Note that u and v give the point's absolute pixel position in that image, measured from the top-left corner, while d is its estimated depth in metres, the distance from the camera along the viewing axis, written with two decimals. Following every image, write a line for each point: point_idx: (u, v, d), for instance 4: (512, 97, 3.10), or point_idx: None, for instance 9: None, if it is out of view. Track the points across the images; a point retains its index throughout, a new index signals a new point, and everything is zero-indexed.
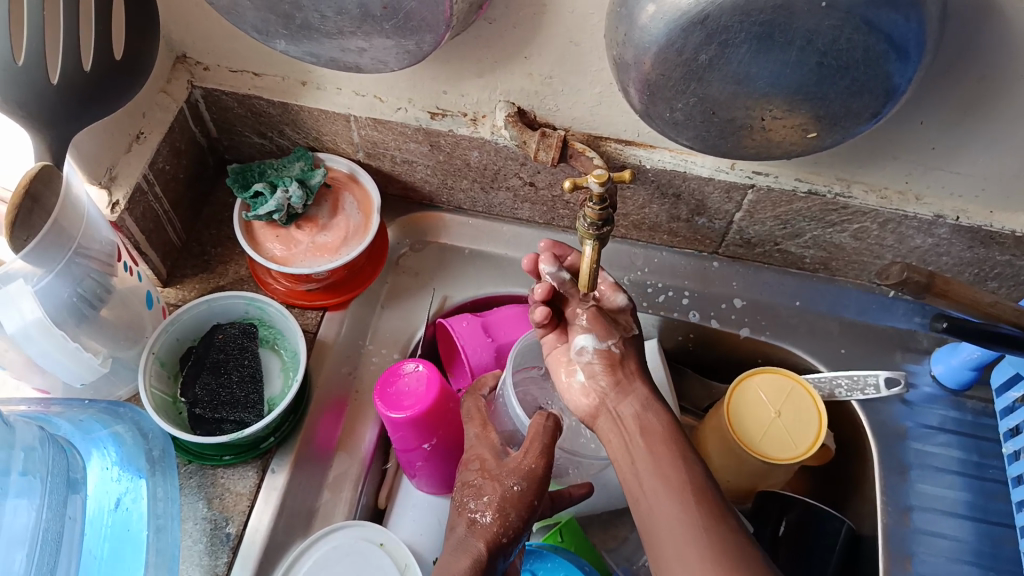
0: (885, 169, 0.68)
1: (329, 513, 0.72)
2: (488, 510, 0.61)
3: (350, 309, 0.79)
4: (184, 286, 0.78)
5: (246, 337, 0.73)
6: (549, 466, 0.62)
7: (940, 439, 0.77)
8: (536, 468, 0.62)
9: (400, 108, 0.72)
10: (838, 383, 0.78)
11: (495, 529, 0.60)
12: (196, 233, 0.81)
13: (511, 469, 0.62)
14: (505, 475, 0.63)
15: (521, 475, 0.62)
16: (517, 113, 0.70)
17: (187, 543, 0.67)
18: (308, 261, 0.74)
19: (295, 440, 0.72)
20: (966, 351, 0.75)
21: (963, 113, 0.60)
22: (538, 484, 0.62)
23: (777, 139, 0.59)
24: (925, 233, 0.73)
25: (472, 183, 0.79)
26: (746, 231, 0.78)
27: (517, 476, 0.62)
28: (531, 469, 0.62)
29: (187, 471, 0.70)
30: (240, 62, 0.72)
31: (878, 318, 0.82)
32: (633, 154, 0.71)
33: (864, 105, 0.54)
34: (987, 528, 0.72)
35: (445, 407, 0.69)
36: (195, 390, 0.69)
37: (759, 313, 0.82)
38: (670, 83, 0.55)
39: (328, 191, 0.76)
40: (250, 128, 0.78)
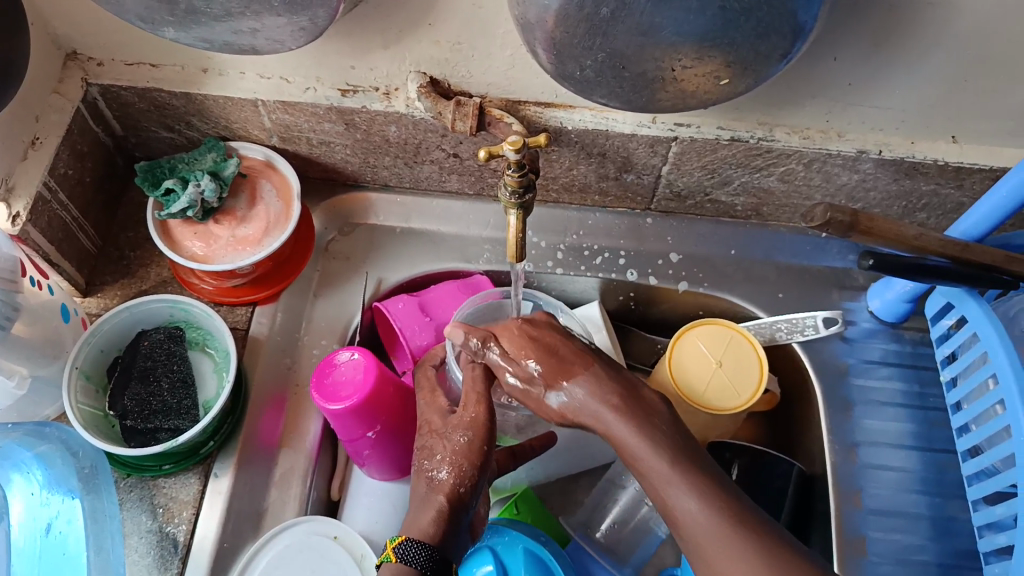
0: (805, 109, 0.68)
1: (279, 512, 0.70)
2: (442, 465, 0.59)
3: (280, 301, 0.77)
4: (106, 294, 0.75)
5: (173, 341, 0.71)
6: (492, 415, 0.61)
7: (883, 372, 0.78)
8: (479, 417, 0.61)
9: (309, 87, 0.69)
10: (778, 326, 0.79)
11: (451, 483, 0.58)
12: (112, 238, 0.78)
13: (458, 423, 0.61)
14: (454, 429, 0.61)
15: (467, 425, 0.60)
16: (429, 83, 0.67)
17: (134, 557, 0.66)
18: (229, 256, 0.71)
19: (236, 441, 0.70)
20: (899, 284, 0.76)
21: (874, 45, 0.60)
22: (485, 433, 0.60)
23: (691, 89, 0.58)
24: (850, 170, 0.72)
25: (394, 159, 0.77)
26: (676, 184, 0.77)
27: (464, 428, 0.60)
28: (474, 416, 0.61)
29: (126, 485, 0.68)
30: (135, 54, 0.68)
31: (813, 260, 0.82)
32: (553, 115, 0.69)
33: (773, 46, 0.53)
34: (933, 456, 0.74)
35: (387, 391, 0.67)
36: (124, 402, 0.67)
37: (696, 265, 0.82)
38: (576, 39, 0.54)
39: (243, 181, 0.74)
40: (156, 122, 0.74)
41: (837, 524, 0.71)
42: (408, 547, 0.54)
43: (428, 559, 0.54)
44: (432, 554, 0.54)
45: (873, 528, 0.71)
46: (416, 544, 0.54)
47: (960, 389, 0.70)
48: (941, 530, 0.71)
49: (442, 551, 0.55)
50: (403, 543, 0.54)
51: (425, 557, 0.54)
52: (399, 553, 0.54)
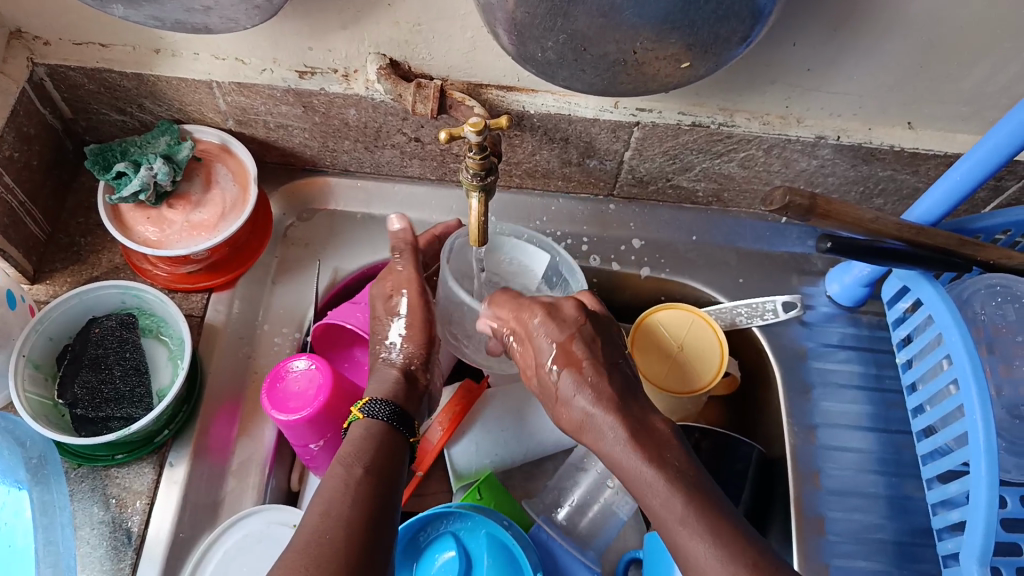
0: (764, 94, 0.68)
1: (236, 502, 0.69)
2: (393, 348, 0.68)
3: (237, 288, 0.75)
4: (56, 281, 0.73)
5: (125, 328, 0.69)
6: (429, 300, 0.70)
7: (841, 355, 0.79)
8: (416, 301, 0.69)
9: (266, 68, 0.68)
10: (738, 311, 0.80)
11: (402, 362, 0.67)
12: (62, 223, 0.76)
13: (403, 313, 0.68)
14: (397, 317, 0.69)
15: (405, 311, 0.68)
16: (389, 65, 0.66)
17: (85, 549, 0.64)
18: (183, 241, 0.70)
19: (192, 430, 0.69)
20: (857, 268, 0.77)
21: (832, 30, 0.61)
22: (424, 314, 0.69)
23: (653, 72, 0.58)
24: (809, 155, 0.73)
25: (354, 143, 0.76)
26: (638, 170, 0.77)
27: (404, 313, 0.68)
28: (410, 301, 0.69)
29: (77, 476, 0.66)
30: (83, 34, 0.66)
31: (773, 245, 0.83)
32: (515, 99, 0.69)
33: (732, 29, 0.54)
34: (890, 437, 0.75)
35: (345, 398, 0.67)
36: (74, 390, 0.65)
37: (658, 251, 0.82)
38: (537, 21, 0.53)
39: (198, 164, 0.72)
40: (107, 104, 0.72)
41: (797, 504, 0.72)
42: (374, 407, 0.62)
43: (392, 413, 0.62)
44: (395, 409, 0.62)
45: (831, 508, 0.72)
46: (381, 404, 0.62)
47: (915, 369, 0.72)
48: (897, 509, 0.72)
49: (405, 412, 0.63)
50: (368, 405, 0.62)
51: (389, 411, 0.62)
52: (368, 411, 0.61)
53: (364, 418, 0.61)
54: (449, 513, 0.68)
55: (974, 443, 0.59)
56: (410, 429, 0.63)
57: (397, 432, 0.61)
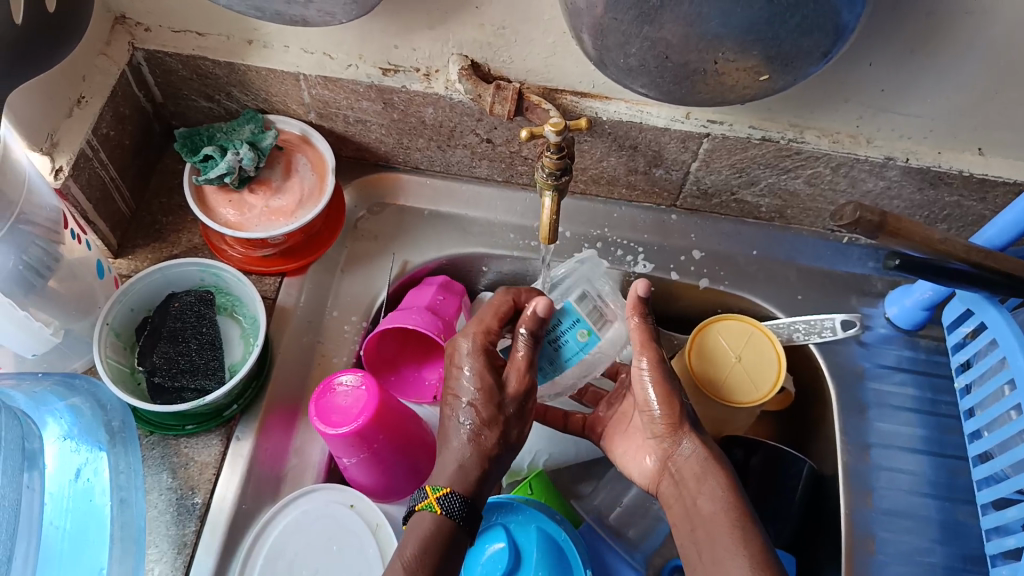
0: (837, 112, 0.69)
1: (297, 480, 0.72)
2: (480, 424, 0.63)
3: (308, 275, 0.79)
4: (137, 257, 0.77)
5: (203, 304, 0.72)
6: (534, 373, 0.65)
7: (897, 377, 0.79)
8: (528, 386, 0.64)
9: (351, 64, 0.70)
10: (795, 328, 0.80)
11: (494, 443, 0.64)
12: (145, 202, 0.79)
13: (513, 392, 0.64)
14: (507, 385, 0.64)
15: (518, 393, 0.64)
16: (470, 66, 0.69)
17: (153, 514, 0.67)
18: (262, 225, 0.72)
19: (259, 407, 0.72)
20: (919, 291, 0.77)
21: (910, 52, 0.61)
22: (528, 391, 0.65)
23: (731, 83, 0.59)
24: (876, 176, 0.74)
25: (428, 142, 0.78)
26: (703, 181, 0.78)
27: (514, 397, 0.64)
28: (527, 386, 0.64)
29: (148, 443, 0.69)
30: (182, 22, 0.69)
31: (833, 264, 0.83)
32: (589, 106, 0.70)
33: (815, 43, 0.55)
34: (944, 461, 0.75)
35: (387, 419, 0.68)
36: (153, 358, 0.69)
37: (718, 263, 0.83)
38: (623, 26, 0.55)
39: (280, 153, 0.75)
40: (197, 91, 0.75)
41: (847, 523, 0.72)
42: (453, 502, 0.60)
43: (467, 510, 0.60)
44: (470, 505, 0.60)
45: (882, 528, 0.72)
46: (459, 499, 0.60)
47: (974, 395, 0.71)
48: (948, 534, 0.72)
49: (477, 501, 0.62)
50: (446, 496, 0.60)
51: (466, 510, 0.60)
52: (444, 506, 0.59)
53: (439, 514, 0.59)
54: (502, 506, 0.70)
55: None
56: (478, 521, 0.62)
57: (467, 532, 0.60)
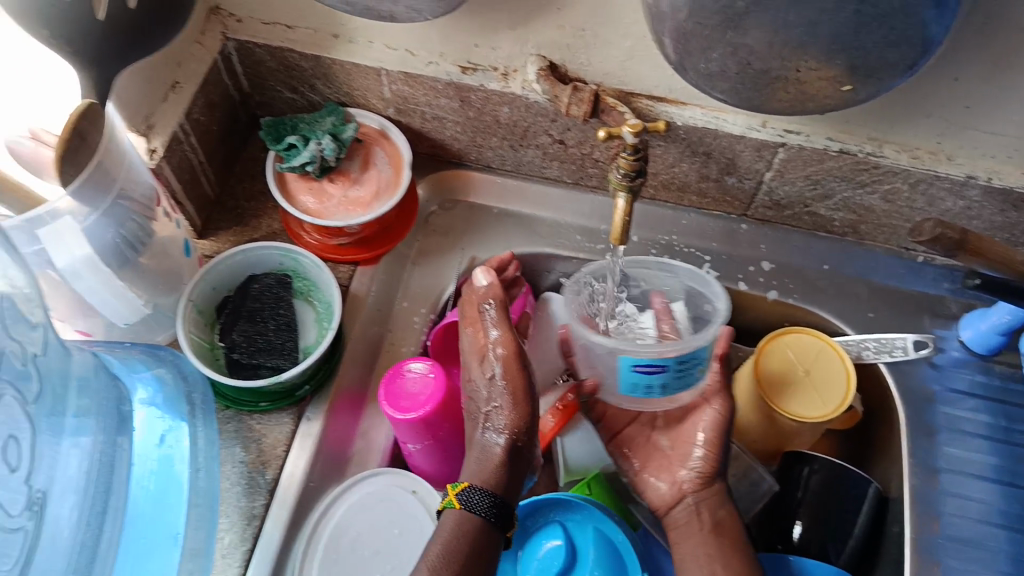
0: (919, 128, 0.68)
1: (360, 462, 0.74)
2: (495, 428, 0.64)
3: (380, 265, 0.80)
4: (219, 239, 0.80)
5: (282, 287, 0.75)
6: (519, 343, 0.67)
7: (969, 403, 0.76)
8: (507, 367, 0.65)
9: (432, 62, 0.72)
10: (866, 345, 0.79)
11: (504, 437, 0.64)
12: (229, 187, 0.83)
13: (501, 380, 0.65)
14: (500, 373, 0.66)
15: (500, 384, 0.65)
16: (548, 67, 0.70)
17: (225, 486, 0.69)
18: (341, 214, 0.75)
19: (329, 388, 0.74)
20: (996, 315, 0.75)
21: (999, 68, 0.60)
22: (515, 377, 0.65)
23: (812, 92, 0.59)
24: (956, 195, 0.72)
25: (501, 141, 0.80)
26: (776, 192, 0.78)
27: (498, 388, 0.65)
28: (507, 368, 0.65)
29: (224, 417, 0.72)
30: (272, 14, 0.72)
31: (906, 283, 0.82)
32: (665, 110, 0.71)
33: (901, 55, 0.54)
34: (1015, 492, 0.72)
35: (452, 408, 0.69)
36: (233, 336, 0.71)
37: (787, 276, 0.82)
38: (705, 31, 0.55)
39: (359, 145, 0.78)
40: (282, 82, 0.78)
41: (910, 547, 0.71)
42: (472, 496, 0.61)
43: (490, 506, 0.61)
44: (494, 501, 0.61)
45: (948, 556, 0.70)
46: (479, 493, 0.61)
47: None
48: (1017, 567, 0.69)
49: (505, 501, 0.62)
50: (465, 491, 0.61)
51: (488, 505, 0.60)
52: (465, 500, 0.60)
53: (460, 510, 0.60)
54: (560, 503, 0.70)
55: None
56: (508, 521, 0.62)
57: (493, 528, 0.61)
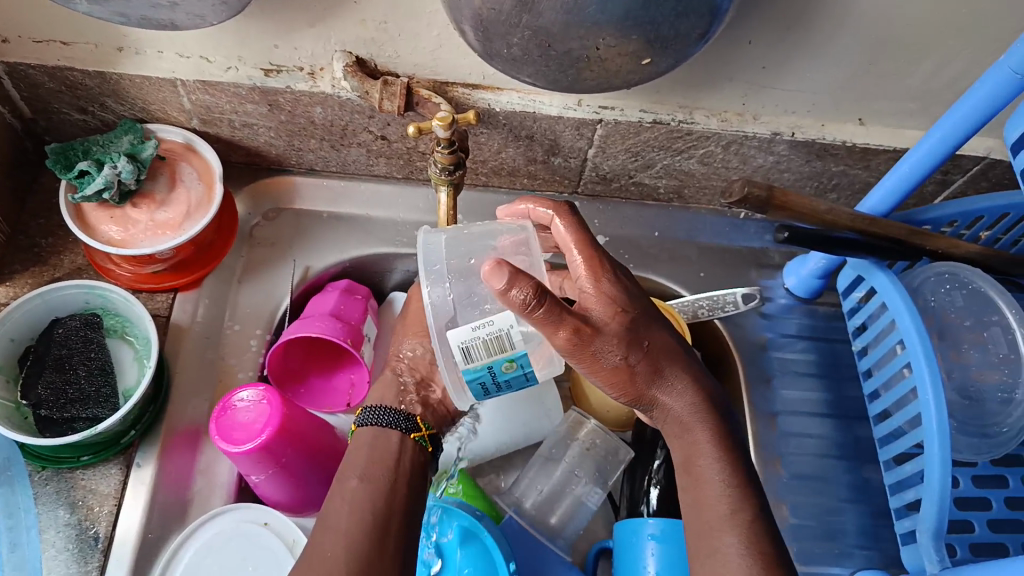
0: (722, 91, 0.70)
1: (205, 503, 0.69)
2: (412, 353, 0.70)
3: (203, 287, 0.76)
4: (15, 283, 0.72)
5: (90, 328, 0.69)
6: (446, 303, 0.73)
7: (799, 345, 0.81)
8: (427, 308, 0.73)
9: (231, 66, 0.68)
10: (699, 305, 0.81)
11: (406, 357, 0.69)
12: (21, 225, 0.75)
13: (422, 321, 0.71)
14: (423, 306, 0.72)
15: (416, 316, 0.72)
16: (355, 63, 0.67)
17: (50, 553, 0.64)
18: (148, 240, 0.69)
19: (159, 430, 0.69)
20: (812, 261, 0.79)
21: (786, 28, 0.63)
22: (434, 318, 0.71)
23: (615, 68, 0.59)
24: (766, 151, 0.76)
25: (321, 142, 0.76)
26: (601, 167, 0.79)
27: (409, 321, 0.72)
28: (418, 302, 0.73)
29: (41, 479, 0.66)
30: (43, 32, 0.65)
31: (732, 240, 0.86)
32: (481, 97, 0.70)
33: (692, 25, 0.55)
34: (845, 423, 0.78)
35: (293, 429, 0.66)
36: (38, 390, 0.65)
37: (623, 247, 0.84)
38: (503, 17, 0.54)
39: (162, 163, 0.72)
40: (69, 104, 0.71)
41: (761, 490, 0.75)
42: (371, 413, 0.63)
43: (386, 416, 0.62)
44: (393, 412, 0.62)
45: (793, 493, 0.75)
46: (380, 410, 0.63)
47: (870, 357, 0.74)
48: (855, 492, 0.75)
49: (402, 410, 0.63)
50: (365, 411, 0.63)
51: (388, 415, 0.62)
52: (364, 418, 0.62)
53: (359, 429, 0.62)
54: (425, 508, 0.69)
55: (928, 424, 0.62)
56: (412, 423, 0.62)
57: (394, 431, 0.61)
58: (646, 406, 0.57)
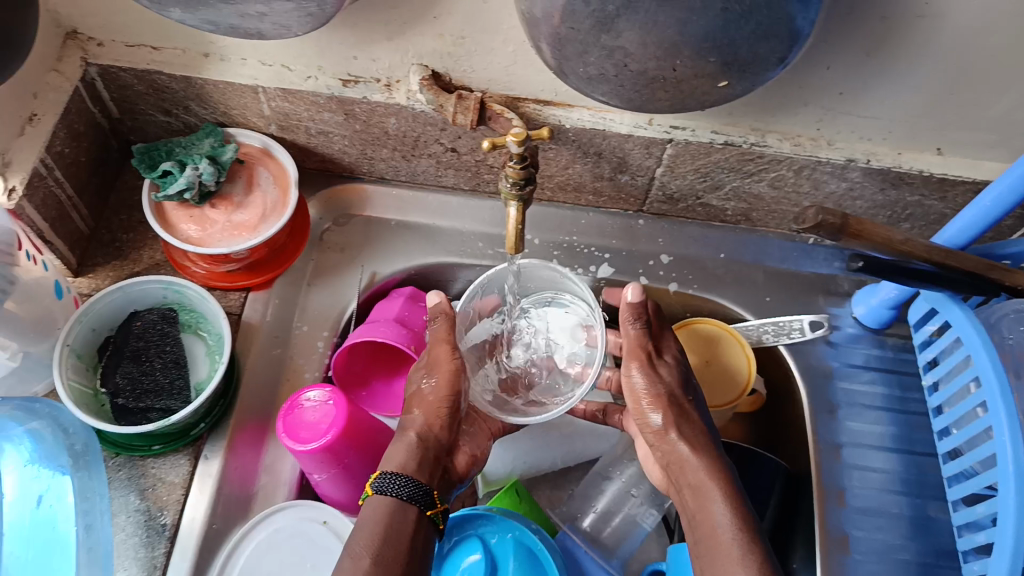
0: (797, 115, 0.69)
1: (267, 498, 0.71)
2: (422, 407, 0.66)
3: (274, 288, 0.78)
4: (97, 276, 0.75)
5: (166, 322, 0.72)
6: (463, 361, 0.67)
7: (866, 376, 0.79)
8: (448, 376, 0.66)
9: (310, 76, 0.70)
10: (764, 329, 0.80)
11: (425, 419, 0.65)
12: (105, 220, 0.78)
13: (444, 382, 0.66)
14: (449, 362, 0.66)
15: (439, 373, 0.66)
16: (431, 76, 0.68)
17: (120, 537, 0.66)
18: (225, 241, 0.72)
19: (227, 424, 0.71)
20: (884, 291, 0.77)
21: (867, 54, 0.62)
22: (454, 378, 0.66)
23: (690, 90, 0.59)
24: (839, 178, 0.74)
25: (392, 152, 0.78)
26: (668, 186, 0.78)
27: (430, 377, 0.66)
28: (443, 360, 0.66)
29: (114, 464, 0.69)
30: (136, 36, 0.68)
31: (799, 265, 0.84)
32: (552, 114, 0.70)
33: (771, 50, 0.55)
34: (912, 458, 0.76)
35: (356, 432, 0.68)
36: (116, 379, 0.68)
37: (686, 267, 0.83)
38: (580, 36, 0.55)
39: (241, 167, 0.74)
40: (155, 106, 0.74)
41: (821, 522, 0.73)
42: (385, 480, 0.60)
43: (403, 486, 0.60)
44: (408, 482, 0.61)
45: (855, 527, 0.73)
46: (393, 477, 0.61)
47: (942, 392, 0.72)
48: (919, 531, 0.73)
49: (421, 482, 0.61)
50: (381, 477, 0.61)
51: (402, 485, 0.60)
52: (377, 485, 0.60)
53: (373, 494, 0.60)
54: (479, 517, 0.69)
55: (1003, 466, 0.60)
56: (429, 498, 0.61)
57: (411, 506, 0.60)
58: (666, 445, 0.65)
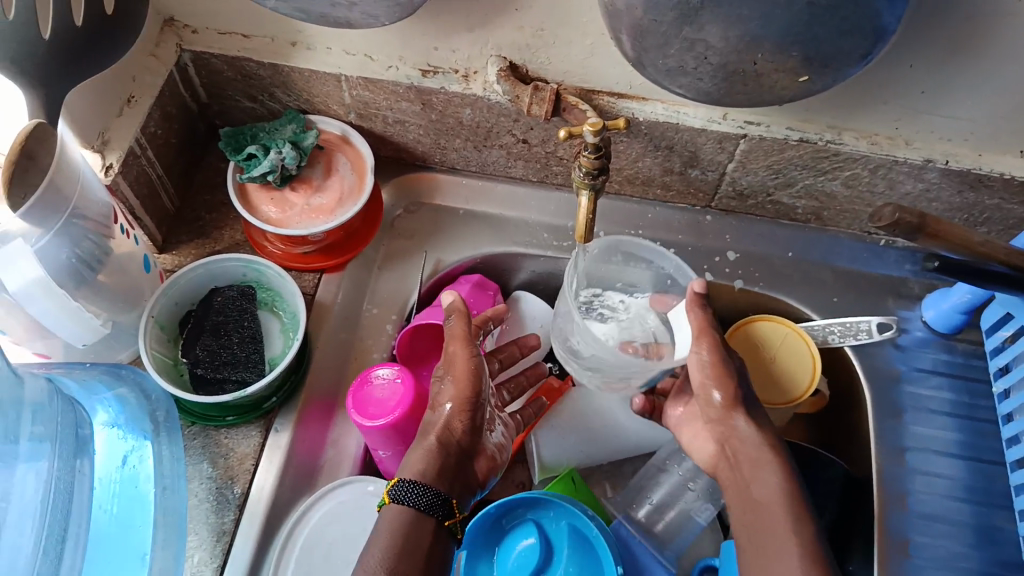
0: (876, 114, 0.69)
1: (332, 472, 0.74)
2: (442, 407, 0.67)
3: (347, 271, 0.80)
4: (180, 252, 0.79)
5: (245, 298, 0.74)
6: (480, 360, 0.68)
7: (933, 381, 0.78)
8: (465, 385, 0.67)
9: (391, 66, 0.72)
10: (831, 329, 0.80)
11: (443, 425, 0.66)
12: (189, 199, 0.81)
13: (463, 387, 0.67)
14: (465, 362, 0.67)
15: (457, 371, 0.67)
16: (508, 67, 0.69)
17: (193, 503, 0.68)
18: (304, 223, 0.74)
19: (297, 401, 0.73)
20: (957, 295, 0.76)
21: (952, 52, 0.61)
22: (474, 379, 0.67)
23: (769, 84, 0.59)
24: (915, 178, 0.73)
25: (465, 142, 0.79)
26: (739, 182, 0.78)
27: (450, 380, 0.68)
28: (459, 358, 0.68)
29: (190, 433, 0.71)
30: (228, 24, 0.71)
31: (869, 267, 0.83)
32: (626, 106, 0.71)
33: (855, 45, 0.55)
34: (980, 466, 0.74)
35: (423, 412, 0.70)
36: (196, 350, 0.71)
37: (753, 264, 0.83)
38: (662, 28, 0.56)
39: (321, 153, 0.77)
40: (241, 91, 0.77)
41: (882, 525, 0.72)
42: (402, 488, 0.61)
43: (423, 496, 0.61)
44: (427, 490, 0.61)
45: (917, 532, 0.72)
46: (410, 485, 0.61)
47: (1014, 399, 0.72)
48: (983, 540, 0.71)
49: (440, 490, 0.62)
50: (398, 486, 0.61)
51: (420, 493, 0.61)
52: (394, 493, 0.61)
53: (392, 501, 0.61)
54: (537, 501, 0.70)
55: None
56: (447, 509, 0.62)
57: (429, 518, 0.61)
58: None
